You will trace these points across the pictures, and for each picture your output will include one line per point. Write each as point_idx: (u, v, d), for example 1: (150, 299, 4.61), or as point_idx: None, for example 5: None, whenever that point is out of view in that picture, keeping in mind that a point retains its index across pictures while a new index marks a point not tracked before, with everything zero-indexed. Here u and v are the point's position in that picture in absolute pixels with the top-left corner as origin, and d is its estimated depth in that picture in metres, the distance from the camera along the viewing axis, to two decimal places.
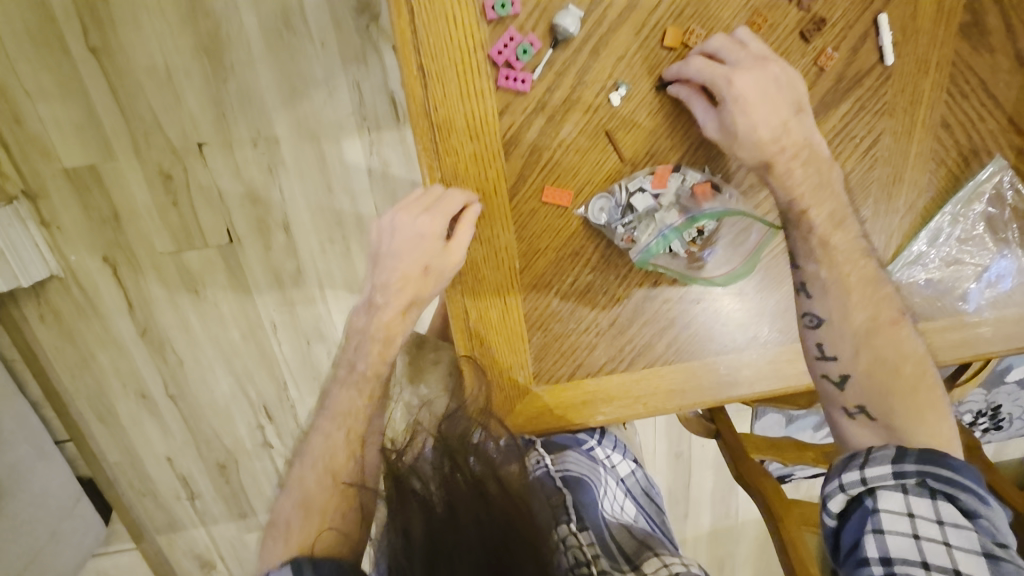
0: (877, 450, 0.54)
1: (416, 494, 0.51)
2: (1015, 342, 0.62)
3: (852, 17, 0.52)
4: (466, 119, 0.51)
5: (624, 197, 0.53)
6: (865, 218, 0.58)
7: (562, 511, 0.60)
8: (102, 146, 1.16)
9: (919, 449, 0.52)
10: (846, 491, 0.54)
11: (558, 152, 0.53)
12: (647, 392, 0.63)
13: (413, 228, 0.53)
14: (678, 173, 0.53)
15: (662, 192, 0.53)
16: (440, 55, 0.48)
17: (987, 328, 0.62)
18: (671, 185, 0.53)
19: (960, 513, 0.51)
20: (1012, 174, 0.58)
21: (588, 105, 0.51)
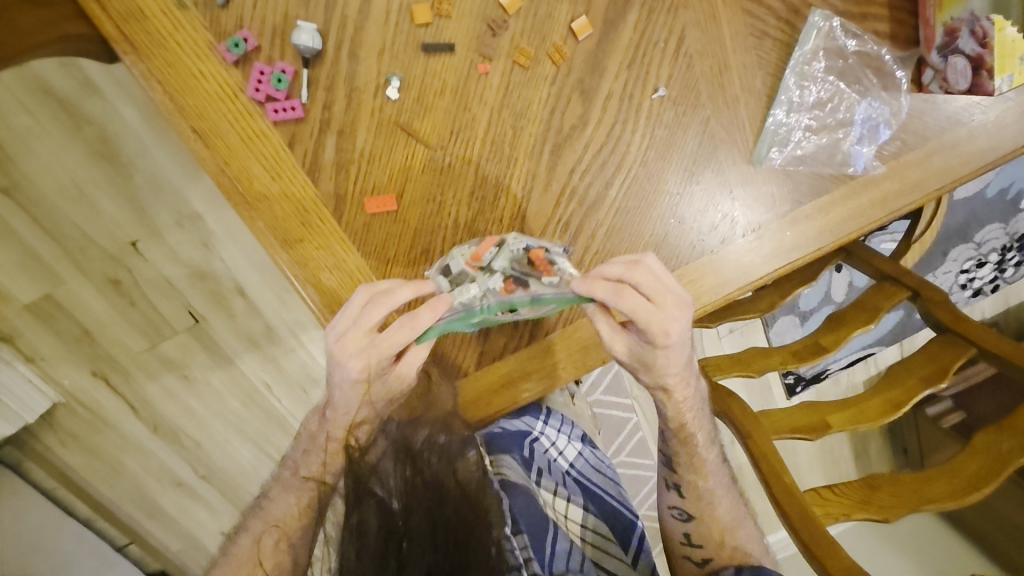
0: (720, 574, 0.65)
1: (373, 495, 0.56)
2: (923, 188, 0.59)
3: None
4: (260, 162, 0.50)
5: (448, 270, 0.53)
6: (705, 118, 0.56)
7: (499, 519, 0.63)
8: (48, 274, 1.20)
9: (751, 566, 0.65)
10: None
11: (363, 162, 0.52)
12: (562, 355, 0.63)
13: (346, 339, 0.50)
14: (500, 245, 0.53)
15: (483, 263, 0.53)
16: (206, 111, 0.49)
17: (885, 181, 0.59)
18: (487, 256, 0.53)
19: None
20: (840, 19, 0.57)
21: (372, 108, 0.51)
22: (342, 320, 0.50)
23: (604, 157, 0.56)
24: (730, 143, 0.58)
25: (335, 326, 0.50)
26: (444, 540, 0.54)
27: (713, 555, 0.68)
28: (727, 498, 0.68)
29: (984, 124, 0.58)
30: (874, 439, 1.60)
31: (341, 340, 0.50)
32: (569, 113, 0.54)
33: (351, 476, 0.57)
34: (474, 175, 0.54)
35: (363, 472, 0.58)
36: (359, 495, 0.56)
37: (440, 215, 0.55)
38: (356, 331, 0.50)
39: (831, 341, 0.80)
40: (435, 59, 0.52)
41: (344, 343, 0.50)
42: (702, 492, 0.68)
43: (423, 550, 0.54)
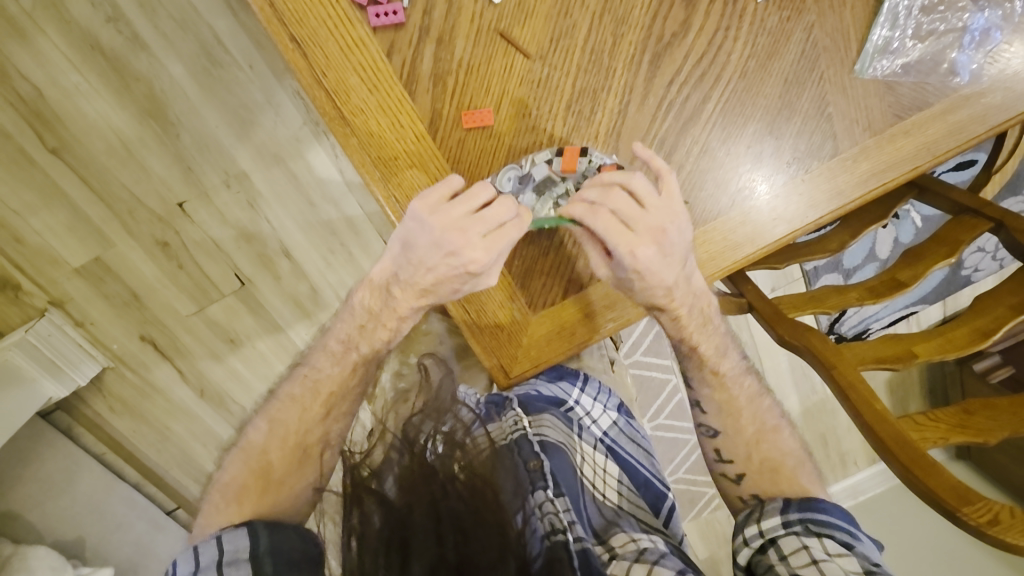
0: (767, 506, 0.65)
1: (373, 490, 0.54)
2: None
3: None
4: (358, 73, 0.49)
5: (518, 172, 0.53)
6: (809, 23, 0.54)
7: (539, 477, 0.66)
8: (97, 237, 1.20)
9: (798, 502, 0.64)
10: (750, 544, 0.63)
11: (461, 73, 0.51)
12: None
13: (467, 233, 0.49)
14: (585, 155, 0.53)
15: (569, 175, 0.53)
16: (306, 18, 0.47)
17: (990, 95, 0.56)
18: (580, 167, 0.53)
19: (840, 544, 0.60)
20: None
21: (472, 14, 0.50)
22: (450, 209, 0.49)
23: (705, 67, 0.54)
24: (835, 52, 0.55)
25: (451, 212, 0.49)
26: (446, 532, 0.50)
27: (746, 471, 0.69)
28: (751, 410, 0.69)
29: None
30: (917, 397, 1.58)
31: (459, 230, 0.48)
32: (670, 20, 0.52)
33: (351, 476, 0.55)
34: (572, 86, 0.52)
35: (363, 474, 0.56)
36: (356, 492, 0.54)
37: (534, 129, 0.53)
38: (478, 230, 0.49)
39: (911, 276, 0.79)
40: None
41: (463, 233, 0.49)
42: (726, 404, 0.69)
43: (428, 538, 0.50)
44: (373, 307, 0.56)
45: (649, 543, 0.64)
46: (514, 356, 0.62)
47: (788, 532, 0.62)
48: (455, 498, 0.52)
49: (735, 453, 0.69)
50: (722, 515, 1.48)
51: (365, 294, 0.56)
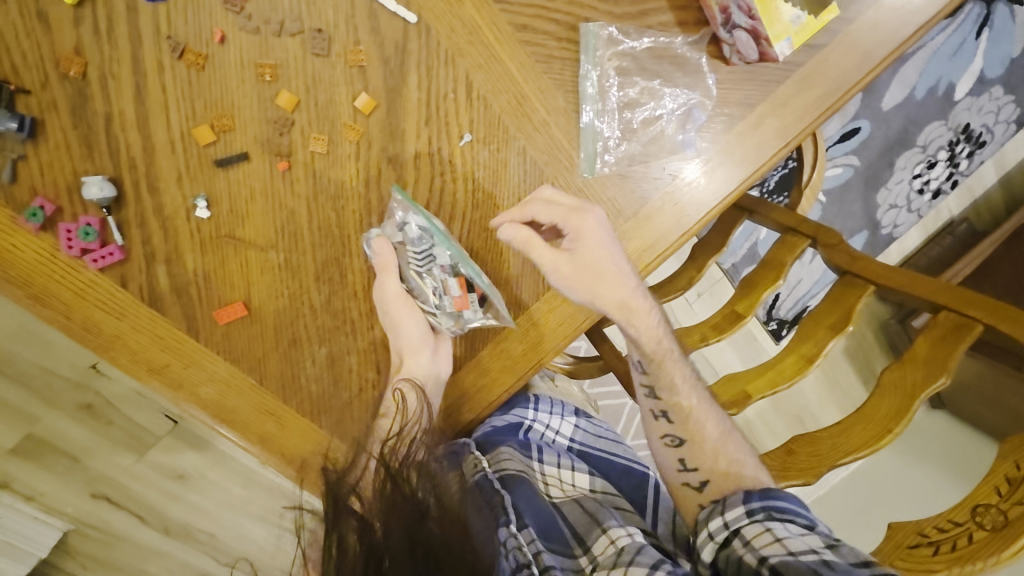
0: (728, 498, 0.57)
1: (352, 514, 0.52)
2: (769, 150, 0.56)
3: (346, 8, 0.50)
4: (101, 307, 0.52)
5: (410, 228, 0.53)
6: (520, 147, 0.55)
7: (501, 512, 0.61)
8: (24, 417, 1.22)
9: (760, 488, 0.56)
10: (715, 539, 0.55)
11: (200, 280, 0.54)
12: (474, 389, 0.60)
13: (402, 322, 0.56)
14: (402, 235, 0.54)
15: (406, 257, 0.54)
16: (32, 277, 0.50)
17: (720, 165, 0.56)
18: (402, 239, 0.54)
19: (799, 526, 0.53)
20: (614, 26, 0.55)
21: (191, 231, 0.52)
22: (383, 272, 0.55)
23: (434, 209, 0.55)
24: (555, 162, 0.56)
25: (384, 281, 0.54)
26: (422, 562, 0.48)
27: (711, 477, 0.61)
28: (711, 416, 0.63)
29: (816, 63, 0.55)
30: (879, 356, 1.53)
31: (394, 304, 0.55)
32: (382, 179, 0.54)
33: (330, 488, 0.53)
34: (314, 261, 0.55)
35: (342, 490, 0.53)
36: (338, 516, 0.52)
37: (294, 305, 0.56)
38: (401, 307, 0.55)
39: (746, 306, 0.81)
40: (234, 171, 0.51)
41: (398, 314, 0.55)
42: (691, 413, 0.63)
43: (403, 561, 0.49)
44: None
45: (628, 539, 0.59)
46: (457, 409, 0.61)
47: (751, 522, 0.54)
48: (433, 526, 0.51)
49: (701, 460, 0.62)
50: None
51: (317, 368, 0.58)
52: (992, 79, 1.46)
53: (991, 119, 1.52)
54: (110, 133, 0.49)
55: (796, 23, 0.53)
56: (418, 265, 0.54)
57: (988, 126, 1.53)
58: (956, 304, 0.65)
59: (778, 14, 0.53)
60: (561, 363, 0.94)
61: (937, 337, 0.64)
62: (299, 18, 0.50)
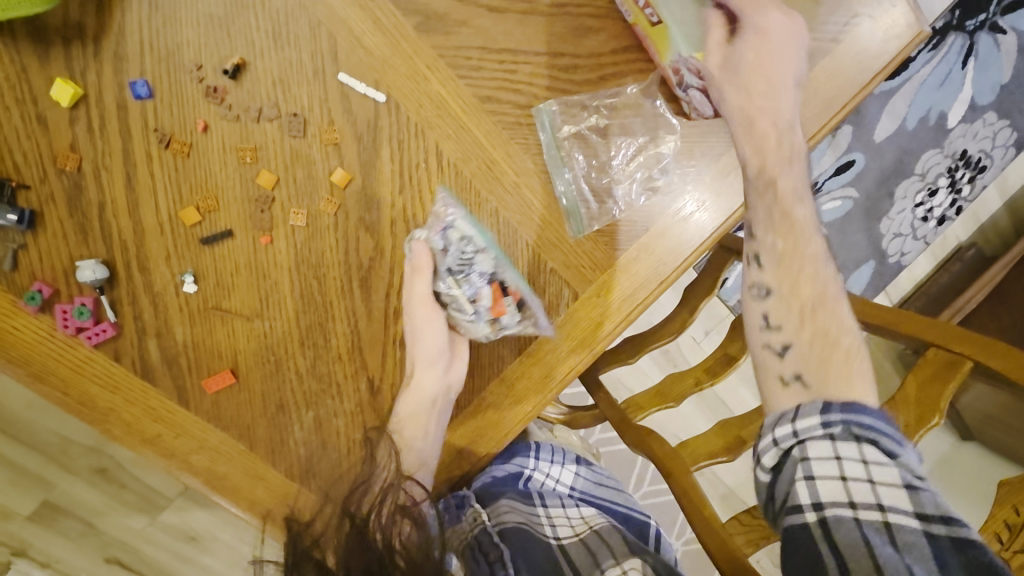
0: (798, 403, 0.49)
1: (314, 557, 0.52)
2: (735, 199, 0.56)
3: (319, 92, 0.53)
4: (96, 381, 0.55)
5: (454, 233, 0.55)
6: (490, 211, 0.57)
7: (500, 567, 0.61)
8: (41, 484, 1.26)
9: (842, 400, 0.46)
10: (778, 445, 0.48)
11: (189, 350, 0.56)
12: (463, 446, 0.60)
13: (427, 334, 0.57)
14: (444, 232, 0.55)
15: (440, 261, 0.56)
16: (31, 355, 0.52)
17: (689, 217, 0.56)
18: (440, 238, 0.55)
19: (884, 453, 0.44)
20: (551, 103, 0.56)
21: (179, 305, 0.55)
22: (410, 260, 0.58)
23: None
24: (528, 219, 0.57)
25: (415, 282, 0.56)
26: None
27: (803, 368, 0.50)
28: (832, 311, 0.51)
29: None
30: None
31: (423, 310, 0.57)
32: (359, 247, 0.57)
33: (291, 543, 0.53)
34: (298, 326, 0.58)
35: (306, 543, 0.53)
36: (296, 560, 0.52)
37: (279, 370, 0.58)
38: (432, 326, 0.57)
39: (738, 349, 0.80)
40: (219, 248, 0.54)
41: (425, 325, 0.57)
42: (800, 275, 0.52)
43: None
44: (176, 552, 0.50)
45: None
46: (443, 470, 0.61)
47: (825, 435, 0.46)
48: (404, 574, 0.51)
49: (799, 339, 0.51)
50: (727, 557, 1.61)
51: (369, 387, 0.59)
52: (986, 106, 1.44)
53: (990, 144, 1.49)
54: (103, 220, 0.53)
55: None
56: (456, 268, 0.55)
57: (988, 150, 1.50)
58: (944, 340, 0.62)
59: None
60: (556, 413, 0.93)
61: (927, 375, 0.63)
62: (275, 104, 0.53)
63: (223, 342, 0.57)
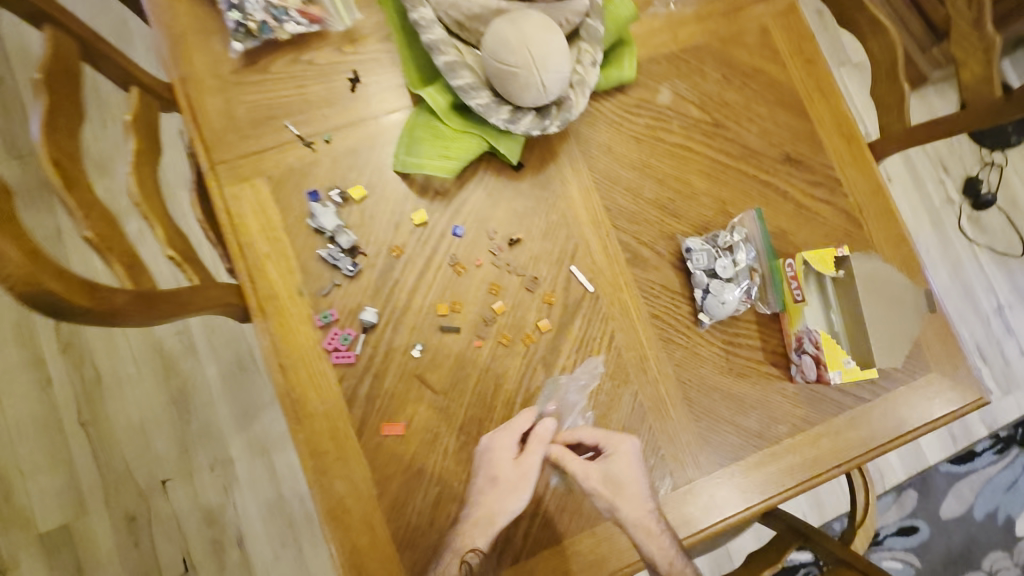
0: None
1: None
2: (810, 470, 0.78)
3: (555, 271, 0.79)
4: (315, 389, 0.73)
5: (740, 233, 0.80)
6: (631, 393, 0.78)
7: None
8: (76, 506, 1.30)
9: None
10: None
11: (385, 398, 0.73)
12: None
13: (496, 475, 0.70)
14: (731, 228, 0.81)
15: (731, 261, 0.78)
16: (293, 352, 0.73)
17: (773, 467, 0.78)
18: (730, 237, 0.80)
19: None
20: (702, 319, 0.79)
21: (400, 362, 0.74)
22: (508, 432, 0.72)
23: (559, 411, 0.76)
24: (657, 411, 0.78)
25: (713, 256, 0.78)
26: None
27: None
28: None
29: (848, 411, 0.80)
30: None
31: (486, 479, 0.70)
32: (533, 376, 0.76)
33: None
34: (463, 414, 0.74)
35: None
36: None
37: (433, 441, 0.73)
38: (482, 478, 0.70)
39: None
40: (447, 336, 0.76)
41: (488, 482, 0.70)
42: None
43: None
44: None
45: None
46: None
47: None
48: None
49: None
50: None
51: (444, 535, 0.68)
52: None
53: None
54: (391, 288, 0.76)
55: (847, 365, 0.74)
56: (731, 242, 0.79)
57: None
58: None
59: (837, 356, 0.74)
60: None
61: None
62: (526, 267, 0.79)
63: (408, 405, 0.74)
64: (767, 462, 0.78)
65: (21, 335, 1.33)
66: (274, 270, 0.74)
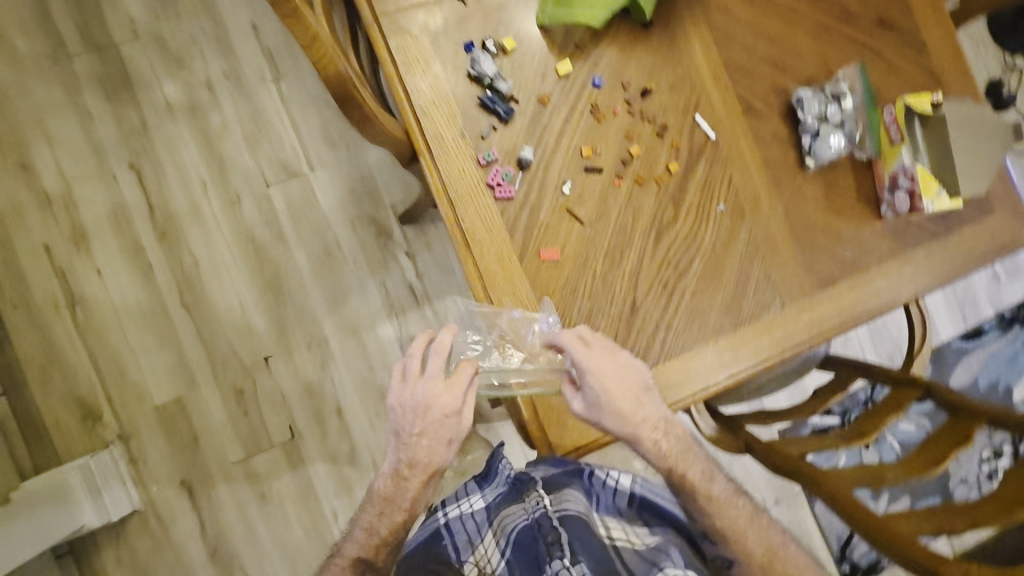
0: None
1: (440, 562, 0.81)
2: (894, 293, 0.92)
3: (681, 120, 0.89)
4: (481, 220, 0.82)
5: (844, 85, 0.91)
6: (747, 226, 0.89)
7: (556, 549, 0.76)
8: (186, 381, 1.42)
9: None
10: None
11: (541, 228, 0.84)
12: (673, 380, 0.85)
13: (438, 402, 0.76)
14: (834, 80, 0.92)
15: (837, 110, 0.90)
16: (459, 187, 0.82)
17: (864, 289, 0.91)
18: (835, 88, 0.91)
19: None
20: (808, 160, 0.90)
21: (552, 197, 0.84)
22: (453, 391, 0.76)
23: (687, 242, 0.87)
24: (768, 243, 0.90)
25: (825, 105, 0.89)
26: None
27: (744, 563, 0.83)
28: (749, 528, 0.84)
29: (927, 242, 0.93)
30: None
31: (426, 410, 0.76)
32: (665, 211, 0.87)
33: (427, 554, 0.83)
34: (607, 242, 0.85)
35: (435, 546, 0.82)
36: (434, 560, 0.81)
37: (584, 265, 0.84)
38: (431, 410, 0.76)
39: (871, 426, 1.00)
40: (591, 175, 0.85)
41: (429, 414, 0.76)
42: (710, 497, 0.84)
43: None
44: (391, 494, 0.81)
45: None
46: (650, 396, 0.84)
47: None
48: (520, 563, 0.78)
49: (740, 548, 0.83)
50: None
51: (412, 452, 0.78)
52: None
53: None
54: (542, 132, 0.85)
55: (938, 194, 0.89)
56: (836, 92, 0.91)
57: None
58: None
59: (929, 187, 0.88)
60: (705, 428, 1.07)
61: None
62: (656, 115, 0.88)
63: (561, 235, 0.84)
64: (857, 285, 0.91)
65: (118, 225, 1.42)
66: (436, 113, 0.82)
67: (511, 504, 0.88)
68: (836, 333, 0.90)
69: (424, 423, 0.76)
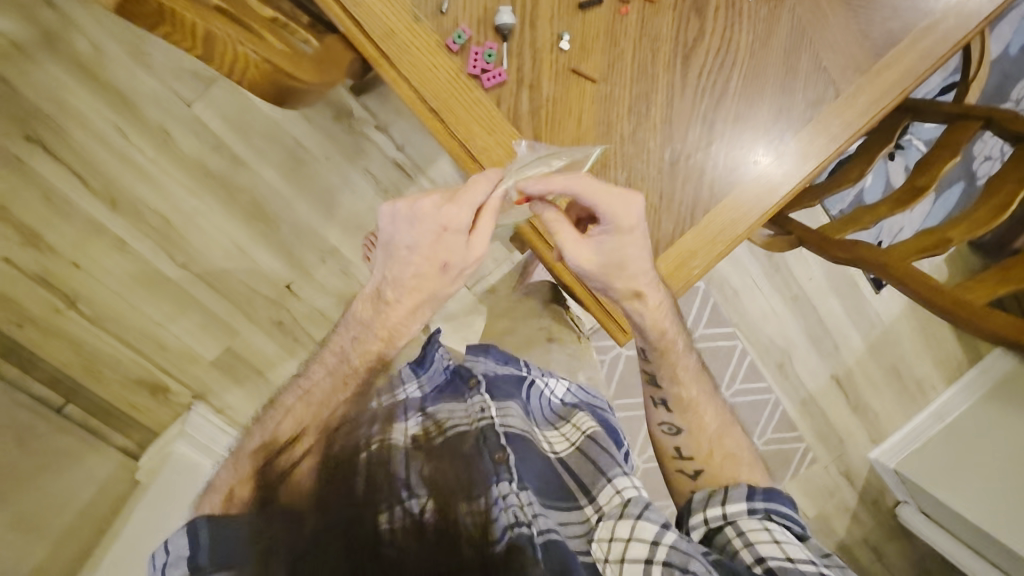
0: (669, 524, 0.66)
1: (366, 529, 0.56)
2: (965, 29, 0.76)
3: None
4: (477, 121, 0.66)
5: None
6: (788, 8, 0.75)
7: (506, 469, 0.66)
8: (225, 330, 1.40)
9: (765, 488, 0.71)
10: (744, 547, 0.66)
11: (548, 105, 0.68)
12: (718, 232, 0.72)
13: (450, 213, 0.59)
14: None
15: None
16: (439, 92, 0.65)
17: (931, 36, 0.76)
18: None
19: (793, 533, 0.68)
20: None
21: (551, 60, 0.68)
22: (461, 204, 0.60)
23: (722, 56, 0.73)
24: (812, 22, 0.75)
25: None
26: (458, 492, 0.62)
27: (704, 467, 0.75)
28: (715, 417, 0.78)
29: None
30: None
31: (438, 225, 0.60)
32: (690, 24, 0.72)
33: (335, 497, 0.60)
34: (630, 93, 0.71)
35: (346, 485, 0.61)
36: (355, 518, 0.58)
37: (609, 131, 0.70)
38: (428, 216, 0.59)
39: (927, 179, 0.92)
40: (591, 13, 0.69)
41: (438, 232, 0.60)
42: (689, 404, 0.77)
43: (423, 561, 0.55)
44: (366, 315, 0.65)
45: (633, 491, 0.70)
46: (701, 252, 0.72)
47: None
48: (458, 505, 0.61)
49: (695, 450, 0.76)
50: (818, 469, 1.80)
51: (391, 289, 0.62)
52: None
53: None
54: None
55: None
56: None
57: None
58: None
59: None
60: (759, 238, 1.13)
61: None
62: None
63: (574, 103, 0.69)
64: (919, 36, 0.76)
65: (60, 208, 1.26)
66: (377, 2, 0.63)
67: (450, 401, 0.77)
68: (894, 105, 0.75)
69: (417, 240, 0.60)
